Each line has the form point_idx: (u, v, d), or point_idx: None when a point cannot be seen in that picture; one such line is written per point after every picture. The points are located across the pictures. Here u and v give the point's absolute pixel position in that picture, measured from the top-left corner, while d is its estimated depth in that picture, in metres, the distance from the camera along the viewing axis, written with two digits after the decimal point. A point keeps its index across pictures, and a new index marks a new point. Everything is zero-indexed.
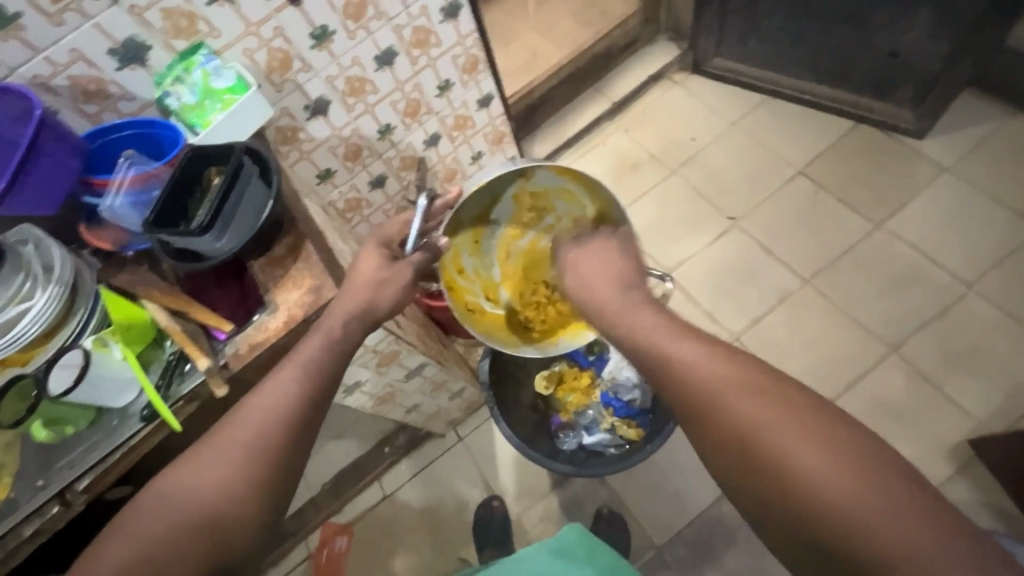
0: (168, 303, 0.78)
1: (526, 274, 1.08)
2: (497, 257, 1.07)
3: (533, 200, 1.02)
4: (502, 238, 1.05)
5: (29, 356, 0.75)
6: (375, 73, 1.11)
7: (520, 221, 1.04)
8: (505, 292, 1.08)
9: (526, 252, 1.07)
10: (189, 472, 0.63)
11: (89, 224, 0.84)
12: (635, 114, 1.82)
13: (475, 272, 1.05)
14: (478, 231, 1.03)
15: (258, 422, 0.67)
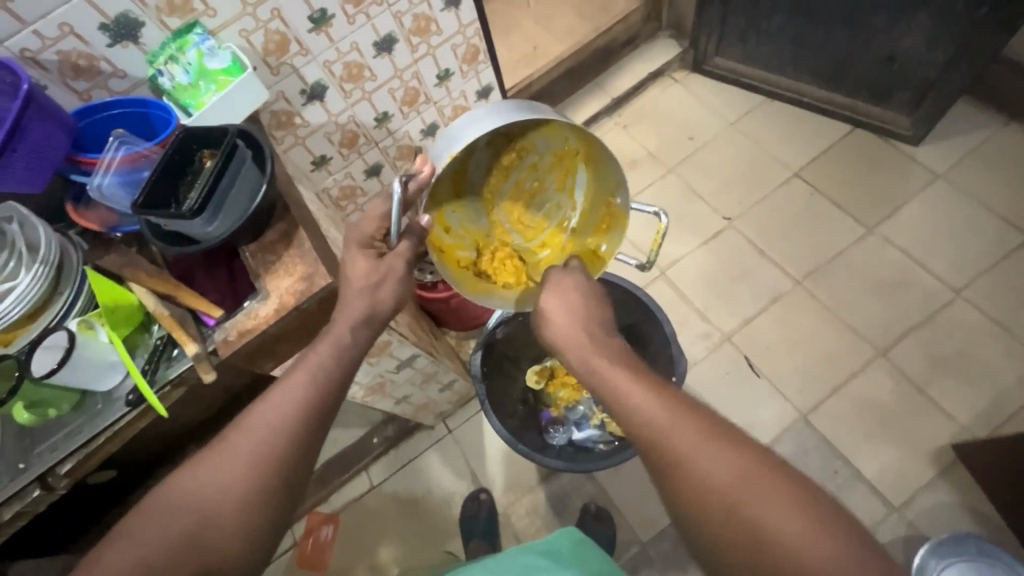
0: (155, 286, 0.76)
1: (516, 222, 1.01)
2: (483, 209, 0.99)
3: (510, 141, 0.94)
4: (483, 188, 0.98)
5: (12, 336, 0.74)
6: (373, 60, 1.10)
7: (500, 165, 0.97)
8: (497, 243, 1.01)
9: (511, 198, 1.00)
10: (202, 476, 0.63)
11: (76, 205, 0.82)
12: (634, 111, 1.82)
13: (463, 228, 0.98)
14: (457, 185, 0.95)
15: (261, 428, 0.66)
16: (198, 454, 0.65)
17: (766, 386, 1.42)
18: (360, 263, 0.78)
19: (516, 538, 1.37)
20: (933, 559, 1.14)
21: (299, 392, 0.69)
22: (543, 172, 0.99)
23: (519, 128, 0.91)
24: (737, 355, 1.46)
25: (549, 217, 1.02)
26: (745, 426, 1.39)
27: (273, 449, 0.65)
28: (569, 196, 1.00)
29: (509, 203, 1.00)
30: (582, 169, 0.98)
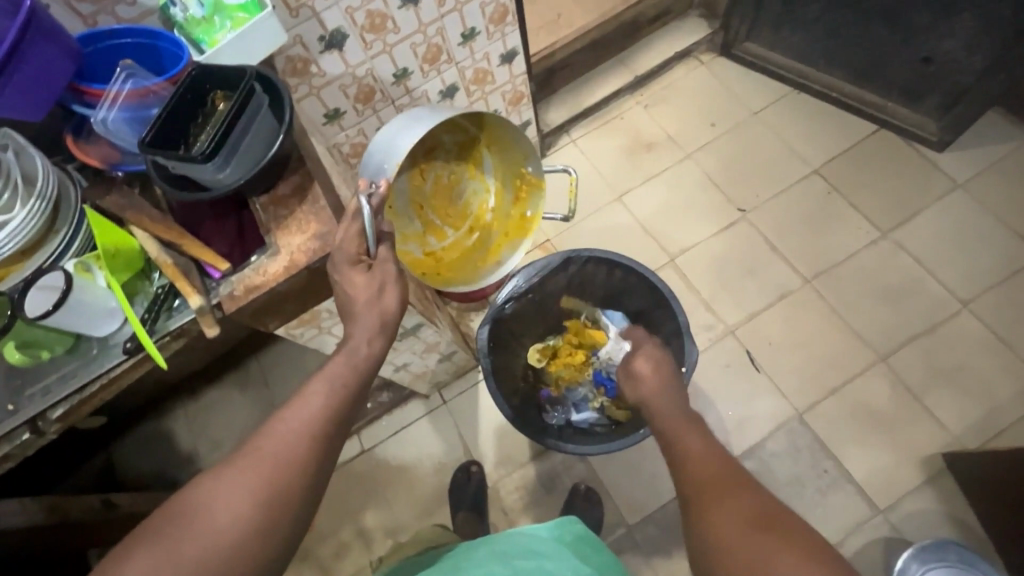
0: (160, 233, 0.73)
1: (444, 216, 1.14)
2: (414, 213, 1.11)
3: (421, 150, 1.08)
4: (410, 195, 1.10)
5: (4, 273, 0.70)
6: (398, 11, 1.03)
7: (418, 172, 1.09)
8: (434, 239, 1.14)
9: (434, 197, 1.13)
10: (231, 477, 0.59)
11: (77, 140, 0.77)
12: (656, 90, 1.76)
13: (405, 234, 1.10)
14: (388, 197, 1.06)
15: (306, 419, 0.65)
16: (225, 461, 0.62)
17: (765, 382, 1.42)
18: (357, 279, 0.71)
19: (505, 512, 1.38)
20: (913, 563, 1.17)
21: (332, 394, 0.67)
22: (454, 166, 1.12)
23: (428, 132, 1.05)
24: (739, 349, 1.45)
25: (471, 204, 1.16)
26: (740, 420, 1.39)
27: (299, 454, 0.62)
28: (483, 178, 1.15)
29: (434, 201, 1.13)
30: (485, 154, 1.12)
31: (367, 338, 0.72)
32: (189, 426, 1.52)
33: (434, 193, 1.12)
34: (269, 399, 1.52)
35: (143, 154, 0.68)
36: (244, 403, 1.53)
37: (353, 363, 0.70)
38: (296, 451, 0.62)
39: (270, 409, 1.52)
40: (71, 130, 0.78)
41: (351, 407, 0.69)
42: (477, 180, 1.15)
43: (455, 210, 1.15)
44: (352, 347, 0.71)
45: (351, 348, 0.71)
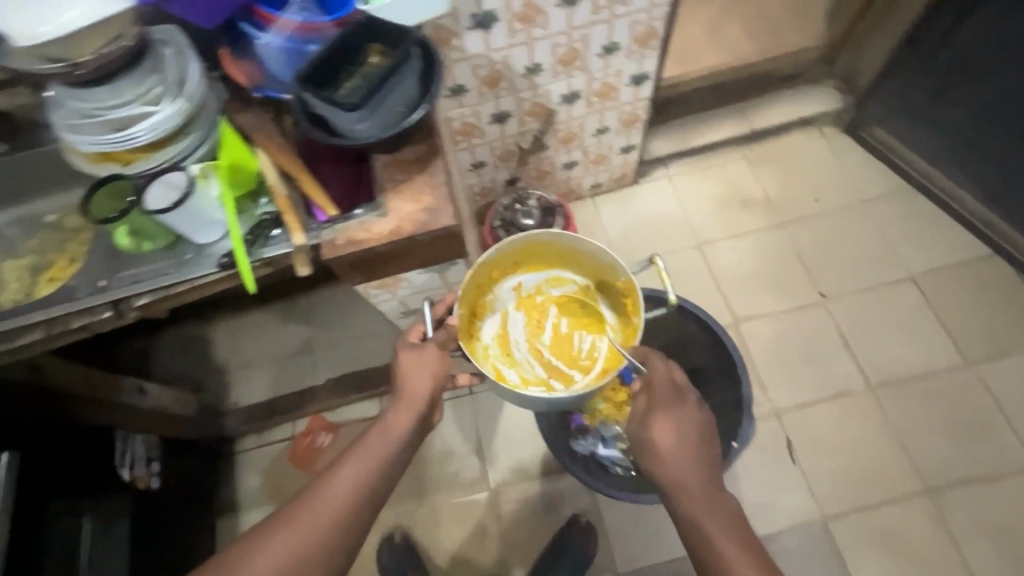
0: (281, 162, 0.75)
1: (565, 358, 1.13)
2: (534, 358, 1.13)
3: (533, 298, 1.17)
4: (529, 342, 1.14)
5: (133, 159, 0.74)
6: (553, 9, 1.02)
7: (533, 321, 1.16)
8: (559, 382, 1.11)
9: (557, 344, 1.15)
10: (274, 534, 0.70)
11: (231, 59, 0.78)
12: (767, 150, 1.71)
13: (522, 376, 1.11)
14: (506, 345, 1.14)
15: (344, 483, 0.76)
16: (265, 519, 0.74)
17: (796, 475, 1.36)
18: (408, 352, 0.87)
19: (499, 519, 1.37)
20: None
21: (367, 454, 0.80)
22: (570, 315, 1.17)
23: (533, 286, 1.17)
24: (780, 433, 1.39)
25: (594, 345, 1.14)
26: (760, 505, 1.34)
27: (330, 509, 0.73)
28: (600, 320, 1.15)
29: (553, 346, 1.14)
30: (597, 294, 1.15)
31: (400, 413, 0.84)
32: (227, 339, 1.57)
33: (551, 339, 1.15)
34: (309, 337, 1.56)
35: (298, 91, 0.69)
36: (284, 333, 1.57)
37: (388, 432, 0.82)
38: (327, 504, 0.74)
39: (306, 347, 1.56)
40: (224, 47, 0.78)
41: (386, 467, 0.80)
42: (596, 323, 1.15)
43: (575, 350, 1.14)
44: (388, 422, 0.83)
45: (388, 423, 0.83)
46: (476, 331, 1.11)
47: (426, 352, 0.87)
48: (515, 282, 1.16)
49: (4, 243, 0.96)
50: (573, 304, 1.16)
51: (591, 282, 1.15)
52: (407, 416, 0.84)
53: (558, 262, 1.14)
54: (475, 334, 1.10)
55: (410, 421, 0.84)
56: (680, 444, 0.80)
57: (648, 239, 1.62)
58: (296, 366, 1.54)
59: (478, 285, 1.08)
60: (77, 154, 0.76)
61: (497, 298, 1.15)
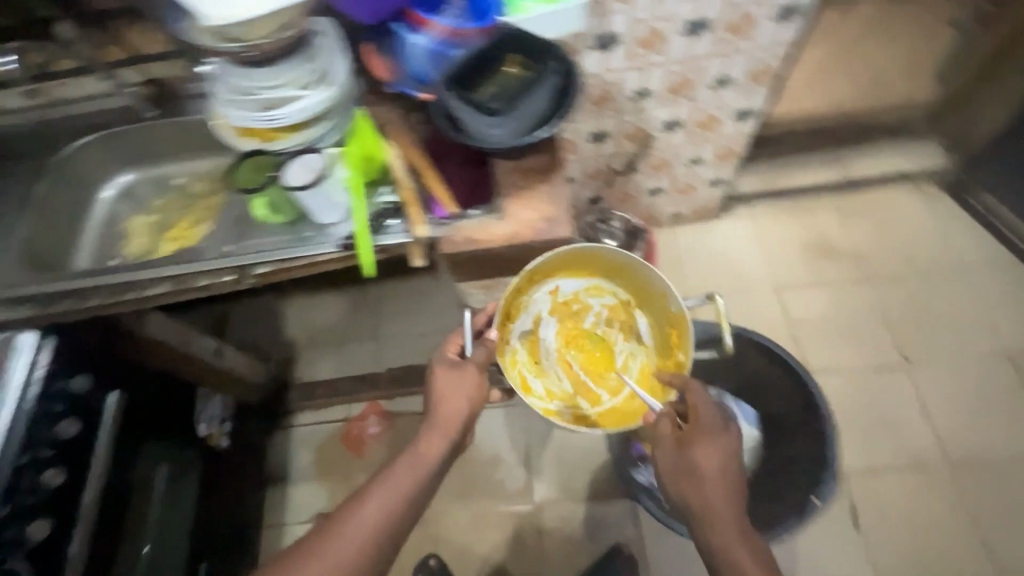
0: (411, 159, 0.79)
1: (596, 376, 0.99)
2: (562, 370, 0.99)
3: (570, 303, 0.98)
4: (560, 351, 0.99)
5: (274, 137, 0.80)
6: (675, 37, 1.03)
7: (566, 329, 0.99)
8: (586, 402, 0.98)
9: (588, 357, 1.00)
10: (304, 559, 0.73)
11: (378, 56, 0.83)
12: (859, 200, 1.65)
13: (547, 390, 0.98)
14: (534, 353, 0.99)
15: (373, 511, 0.77)
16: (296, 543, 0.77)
17: (858, 543, 1.29)
18: (445, 370, 0.85)
19: (540, 534, 1.36)
20: None
21: (393, 487, 0.80)
22: (607, 327, 1.00)
23: (573, 291, 0.97)
24: (846, 496, 1.32)
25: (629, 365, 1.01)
26: (815, 567, 1.27)
27: (355, 538, 0.75)
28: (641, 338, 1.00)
29: (585, 360, 0.99)
30: (639, 310, 0.98)
31: (431, 439, 0.83)
32: (299, 316, 1.64)
33: (582, 351, 1.00)
34: (375, 325, 1.61)
35: (441, 92, 0.73)
36: (352, 318, 1.62)
37: (418, 459, 0.82)
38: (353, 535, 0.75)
39: (371, 334, 1.60)
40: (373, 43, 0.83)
41: (415, 497, 0.80)
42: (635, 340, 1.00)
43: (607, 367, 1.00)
44: (417, 450, 0.82)
45: (417, 449, 0.83)
46: (503, 336, 0.94)
47: (464, 371, 0.85)
48: (553, 285, 0.95)
49: (135, 199, 1.03)
50: (613, 316, 0.99)
51: (636, 297, 0.98)
52: (438, 442, 0.83)
53: (605, 271, 0.95)
54: (502, 341, 0.94)
55: (441, 447, 0.83)
56: (717, 471, 0.78)
57: (723, 275, 1.59)
58: (360, 351, 1.59)
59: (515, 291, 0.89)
60: (223, 124, 0.82)
61: (532, 301, 0.96)
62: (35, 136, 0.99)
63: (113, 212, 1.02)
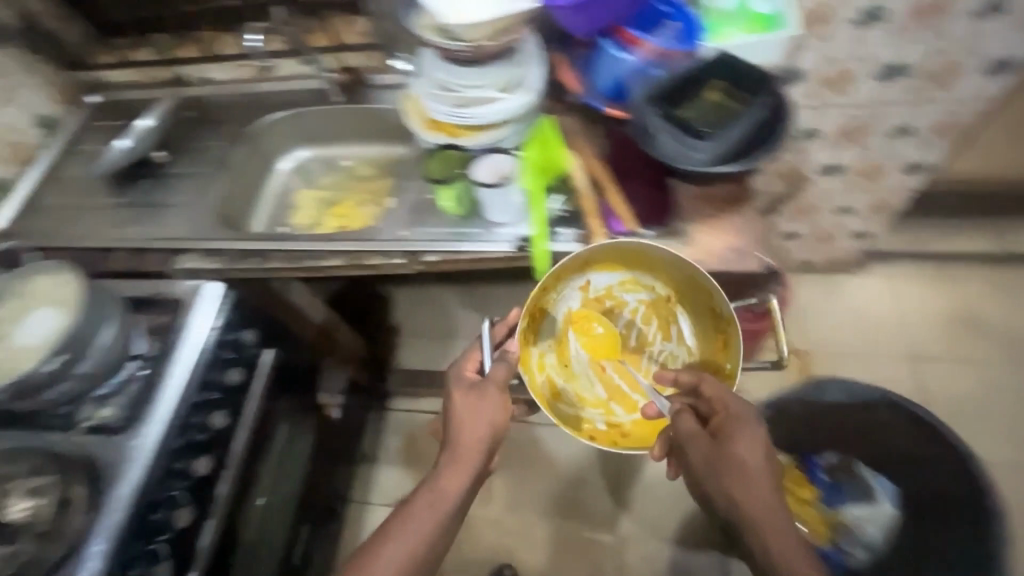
0: (592, 170, 0.79)
1: (632, 382, 0.86)
2: (593, 374, 0.87)
3: (601, 300, 0.86)
4: (591, 352, 0.87)
5: (460, 133, 0.83)
6: (864, 80, 0.97)
7: (598, 329, 0.87)
8: (622, 410, 0.85)
9: (622, 358, 0.87)
10: None
11: (571, 73, 0.84)
12: (1018, 276, 1.49)
13: (577, 397, 0.86)
14: (564, 354, 0.87)
15: (391, 559, 0.70)
16: None
17: None
18: (466, 394, 0.78)
19: (621, 570, 1.30)
20: None
21: (412, 531, 0.72)
22: (642, 326, 0.87)
23: (605, 285, 0.85)
24: None
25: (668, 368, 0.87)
26: None
27: None
28: (682, 339, 0.86)
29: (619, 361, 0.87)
30: (680, 307, 0.85)
31: (451, 476, 0.75)
32: (407, 305, 1.69)
33: (610, 351, 0.87)
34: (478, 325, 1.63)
35: (649, 114, 0.74)
36: (456, 316, 1.66)
37: (435, 498, 0.74)
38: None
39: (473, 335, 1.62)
40: (569, 60, 0.85)
41: (435, 540, 0.73)
42: (674, 341, 0.87)
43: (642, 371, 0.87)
44: (437, 486, 0.74)
45: (435, 486, 0.74)
46: (528, 337, 0.84)
47: (485, 392, 0.78)
48: (583, 279, 0.85)
49: (307, 174, 1.11)
50: (649, 315, 0.87)
51: (676, 291, 0.84)
52: (462, 479, 0.75)
53: (639, 262, 0.83)
54: (526, 341, 0.83)
55: (465, 484, 0.75)
56: (756, 464, 0.69)
57: (850, 334, 1.48)
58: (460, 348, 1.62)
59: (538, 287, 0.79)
60: (412, 115, 0.86)
61: (558, 298, 0.85)
62: (236, 105, 1.09)
63: (287, 182, 1.10)
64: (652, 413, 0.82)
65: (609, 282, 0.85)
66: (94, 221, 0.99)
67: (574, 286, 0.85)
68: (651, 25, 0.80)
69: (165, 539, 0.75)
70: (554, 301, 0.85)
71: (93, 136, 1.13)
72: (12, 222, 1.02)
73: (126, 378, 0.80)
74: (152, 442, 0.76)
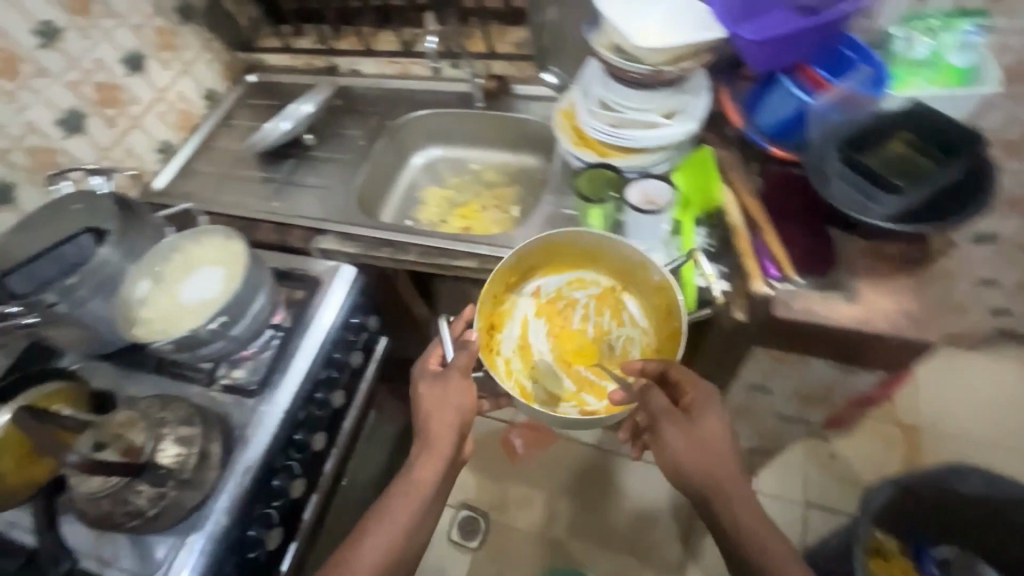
0: (749, 207, 0.76)
1: (597, 372, 0.87)
2: (560, 369, 0.88)
3: (554, 302, 0.91)
4: (554, 348, 0.90)
5: (611, 153, 0.83)
6: None
7: (557, 329, 0.90)
8: (593, 397, 0.86)
9: (585, 352, 0.89)
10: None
11: (736, 108, 0.83)
12: None
13: (547, 394, 0.86)
14: (528, 357, 0.89)
15: (369, 552, 0.72)
16: None
17: None
18: (429, 386, 0.81)
19: None
20: None
21: (387, 524, 0.74)
22: (597, 318, 0.91)
23: (556, 289, 0.91)
24: None
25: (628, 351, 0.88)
26: None
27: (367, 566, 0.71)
28: (635, 322, 0.89)
29: (582, 353, 0.89)
30: (626, 295, 0.88)
31: (425, 467, 0.78)
32: None
33: (575, 348, 0.89)
34: None
35: (829, 163, 0.71)
36: None
37: (411, 489, 0.77)
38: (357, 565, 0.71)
39: None
40: (738, 97, 0.83)
41: (416, 522, 0.76)
42: (633, 328, 0.89)
43: (605, 358, 0.88)
44: (411, 478, 0.77)
45: (412, 476, 0.78)
46: (491, 346, 0.87)
47: (451, 380, 0.79)
48: (533, 285, 0.91)
49: (435, 172, 1.14)
50: (602, 307, 0.90)
51: (620, 280, 0.89)
52: (432, 468, 0.78)
53: (583, 261, 0.88)
54: (490, 351, 0.87)
55: (434, 473, 0.78)
56: (725, 448, 0.70)
57: (971, 416, 1.34)
58: None
59: (492, 294, 0.85)
60: (563, 132, 0.87)
61: (513, 306, 0.90)
62: (382, 99, 1.15)
63: (418, 178, 1.14)
64: (619, 399, 0.79)
65: (561, 284, 0.91)
66: (242, 191, 1.05)
67: (526, 293, 0.91)
68: (837, 72, 0.77)
69: (276, 505, 0.77)
70: (511, 309, 0.90)
71: (246, 112, 1.20)
72: (169, 182, 1.10)
73: (263, 344, 0.84)
74: (281, 408, 0.79)
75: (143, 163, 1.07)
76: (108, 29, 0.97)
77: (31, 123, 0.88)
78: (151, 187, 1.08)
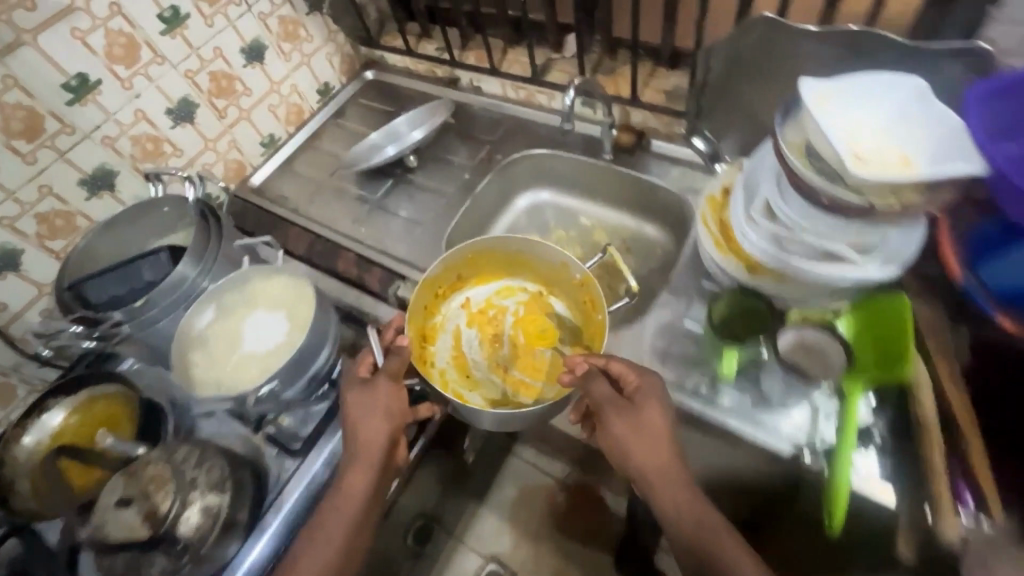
0: (951, 398, 0.55)
1: (530, 371, 0.83)
2: (494, 374, 0.84)
3: (485, 313, 0.90)
4: (485, 354, 0.86)
5: (762, 271, 0.66)
6: None
7: (488, 337, 0.88)
8: (528, 396, 0.80)
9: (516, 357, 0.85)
10: None
11: (953, 251, 0.60)
12: None
13: (483, 398, 0.81)
14: (463, 368, 0.85)
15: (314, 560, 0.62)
16: None
17: None
18: (355, 394, 0.69)
19: None
20: None
21: (323, 539, 0.63)
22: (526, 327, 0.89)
23: (484, 300, 0.91)
24: None
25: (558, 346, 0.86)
26: None
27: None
28: (558, 322, 0.88)
29: (515, 353, 0.85)
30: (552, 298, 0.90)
31: (357, 472, 0.66)
32: None
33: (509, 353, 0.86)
34: None
35: None
36: None
37: (347, 499, 0.65)
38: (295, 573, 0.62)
39: None
40: (963, 230, 0.61)
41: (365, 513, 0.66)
42: (557, 328, 0.88)
43: (536, 358, 0.85)
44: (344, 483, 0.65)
45: (343, 484, 0.66)
46: (423, 358, 0.83)
47: (380, 389, 0.69)
48: (463, 297, 0.91)
49: (538, 218, 1.01)
50: (531, 313, 0.89)
51: (546, 285, 0.91)
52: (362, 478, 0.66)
53: (511, 268, 0.91)
54: (424, 360, 0.83)
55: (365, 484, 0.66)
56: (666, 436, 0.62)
57: None
58: None
59: (424, 303, 0.85)
60: (705, 225, 0.72)
61: (445, 319, 0.89)
62: (498, 127, 1.02)
63: (518, 223, 1.01)
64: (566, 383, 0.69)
65: (488, 297, 0.92)
66: (332, 207, 0.98)
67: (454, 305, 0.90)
68: None
69: None
70: (443, 323, 0.89)
71: (355, 113, 1.13)
72: (266, 180, 1.05)
73: (318, 395, 0.76)
74: (318, 480, 0.71)
75: (246, 156, 1.03)
76: (234, 16, 0.91)
77: (142, 110, 0.85)
78: (247, 182, 1.04)
